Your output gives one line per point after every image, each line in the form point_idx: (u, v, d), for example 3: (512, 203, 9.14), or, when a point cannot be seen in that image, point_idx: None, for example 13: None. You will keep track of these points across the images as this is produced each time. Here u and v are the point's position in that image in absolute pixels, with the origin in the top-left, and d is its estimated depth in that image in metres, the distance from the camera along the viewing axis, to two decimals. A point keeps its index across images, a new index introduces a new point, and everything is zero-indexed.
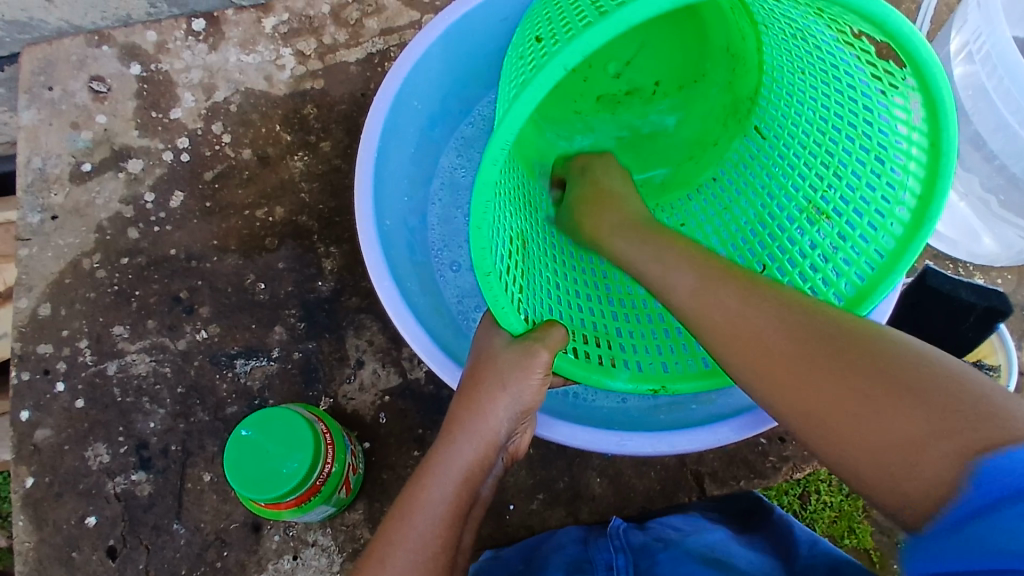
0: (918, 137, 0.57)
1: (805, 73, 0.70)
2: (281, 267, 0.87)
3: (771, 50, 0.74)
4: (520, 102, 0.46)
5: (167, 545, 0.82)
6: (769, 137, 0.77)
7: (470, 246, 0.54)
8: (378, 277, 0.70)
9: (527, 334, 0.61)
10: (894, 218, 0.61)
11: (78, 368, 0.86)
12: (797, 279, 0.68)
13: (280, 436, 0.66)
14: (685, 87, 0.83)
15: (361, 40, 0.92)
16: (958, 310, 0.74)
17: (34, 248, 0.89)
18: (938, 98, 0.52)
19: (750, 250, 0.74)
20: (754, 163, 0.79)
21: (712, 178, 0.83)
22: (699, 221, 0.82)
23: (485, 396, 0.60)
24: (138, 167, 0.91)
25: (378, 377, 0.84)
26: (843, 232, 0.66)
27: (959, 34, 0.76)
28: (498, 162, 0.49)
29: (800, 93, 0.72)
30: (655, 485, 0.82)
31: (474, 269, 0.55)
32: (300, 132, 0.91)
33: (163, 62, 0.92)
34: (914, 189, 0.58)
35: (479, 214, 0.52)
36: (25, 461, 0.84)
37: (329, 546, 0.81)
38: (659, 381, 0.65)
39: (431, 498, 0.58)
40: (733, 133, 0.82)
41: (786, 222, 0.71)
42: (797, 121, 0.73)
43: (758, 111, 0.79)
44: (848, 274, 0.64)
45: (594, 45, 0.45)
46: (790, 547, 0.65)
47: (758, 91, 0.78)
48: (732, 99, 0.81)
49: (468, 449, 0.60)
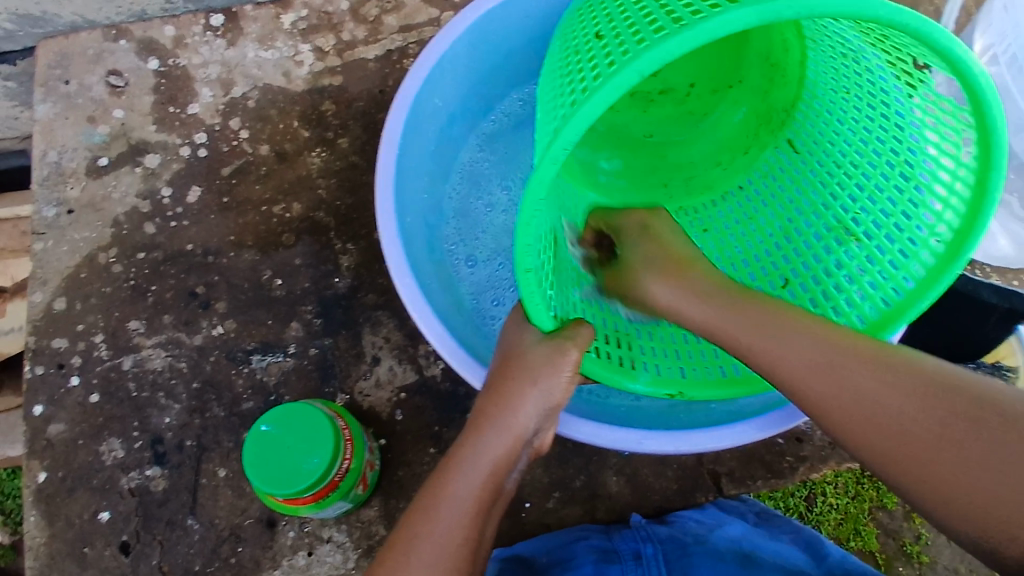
0: (964, 175, 0.56)
1: (849, 93, 0.69)
2: (298, 263, 0.87)
3: (816, 64, 0.74)
4: (580, 114, 0.44)
5: (181, 540, 0.82)
6: (802, 152, 0.76)
7: (515, 243, 0.52)
8: (399, 274, 0.69)
9: (557, 331, 0.61)
10: (926, 247, 0.60)
11: (93, 362, 0.85)
12: (820, 297, 0.69)
13: (300, 432, 0.66)
14: (720, 91, 0.80)
15: (379, 37, 0.92)
16: (980, 309, 0.75)
17: (49, 242, 0.89)
18: (992, 135, 0.51)
19: (774, 263, 0.74)
20: (784, 177, 0.78)
21: (739, 186, 0.82)
22: (722, 228, 0.81)
23: (515, 391, 0.60)
24: (155, 161, 0.90)
25: (394, 373, 0.84)
26: (872, 256, 0.66)
27: (982, 37, 0.76)
28: (558, 162, 0.46)
29: (843, 113, 0.71)
30: (673, 484, 0.82)
31: (514, 266, 0.53)
32: (318, 128, 0.91)
33: (181, 57, 0.92)
34: (950, 224, 0.58)
35: (530, 213, 0.49)
36: (38, 456, 0.84)
37: (344, 543, 0.81)
38: (677, 386, 0.65)
39: (456, 492, 0.57)
40: (764, 143, 0.80)
41: (814, 239, 0.71)
42: (836, 140, 0.72)
43: (794, 124, 0.78)
44: (872, 299, 0.64)
45: (679, 52, 0.43)
46: (816, 546, 0.72)
47: (795, 105, 0.77)
48: (766, 108, 0.79)
49: (497, 443, 0.59)
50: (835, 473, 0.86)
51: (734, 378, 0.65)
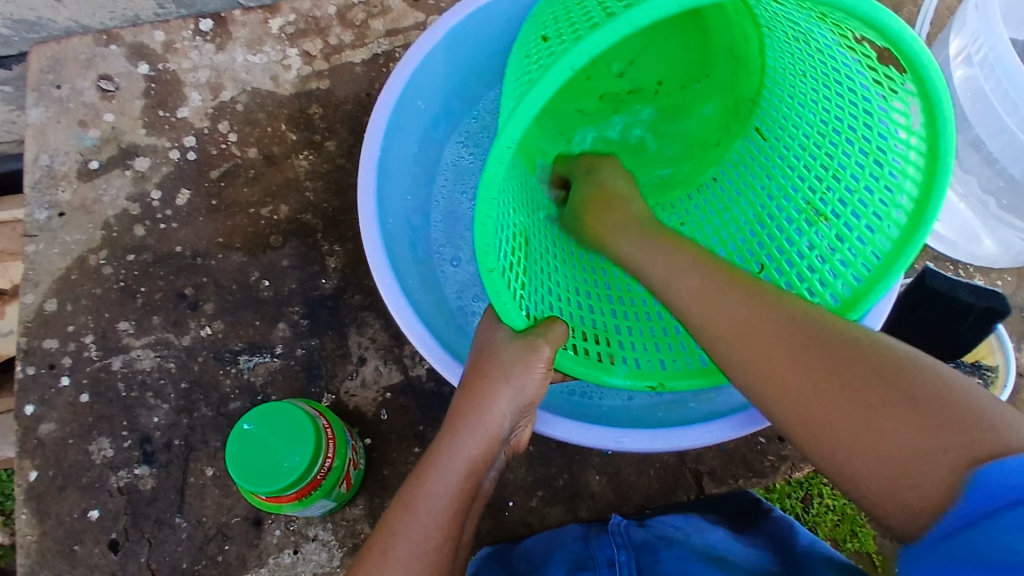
0: (918, 142, 0.58)
1: (806, 76, 0.71)
2: (285, 265, 0.88)
3: (773, 52, 0.75)
4: (528, 100, 0.47)
5: (168, 538, 0.83)
6: (769, 138, 0.78)
7: (475, 243, 0.54)
8: (380, 275, 0.70)
9: (529, 329, 0.62)
10: (891, 220, 0.61)
11: (83, 362, 0.87)
12: (795, 279, 0.69)
13: (282, 430, 0.67)
14: (688, 86, 0.83)
15: (366, 41, 0.93)
16: (958, 309, 0.75)
17: (41, 245, 0.90)
18: (937, 105, 0.52)
19: (748, 249, 0.75)
20: (754, 164, 0.80)
21: (712, 178, 0.84)
22: (699, 220, 0.83)
23: (489, 389, 0.61)
24: (145, 164, 0.91)
25: (379, 373, 0.85)
26: (840, 233, 0.66)
27: (958, 38, 0.76)
28: (504, 158, 0.49)
29: (801, 96, 0.73)
30: (654, 483, 0.83)
31: (477, 265, 0.55)
32: (305, 131, 0.92)
33: (171, 61, 0.93)
34: (912, 193, 0.59)
35: (485, 211, 0.52)
36: (29, 455, 0.85)
37: (329, 541, 0.82)
38: (658, 377, 0.65)
39: (433, 490, 0.58)
40: (734, 134, 0.83)
41: (785, 222, 0.72)
42: (798, 123, 0.73)
43: (759, 113, 0.80)
44: (844, 275, 0.64)
45: (604, 45, 0.45)
46: (787, 540, 0.69)
47: (760, 93, 0.79)
48: (733, 99, 0.82)
49: (473, 442, 0.60)
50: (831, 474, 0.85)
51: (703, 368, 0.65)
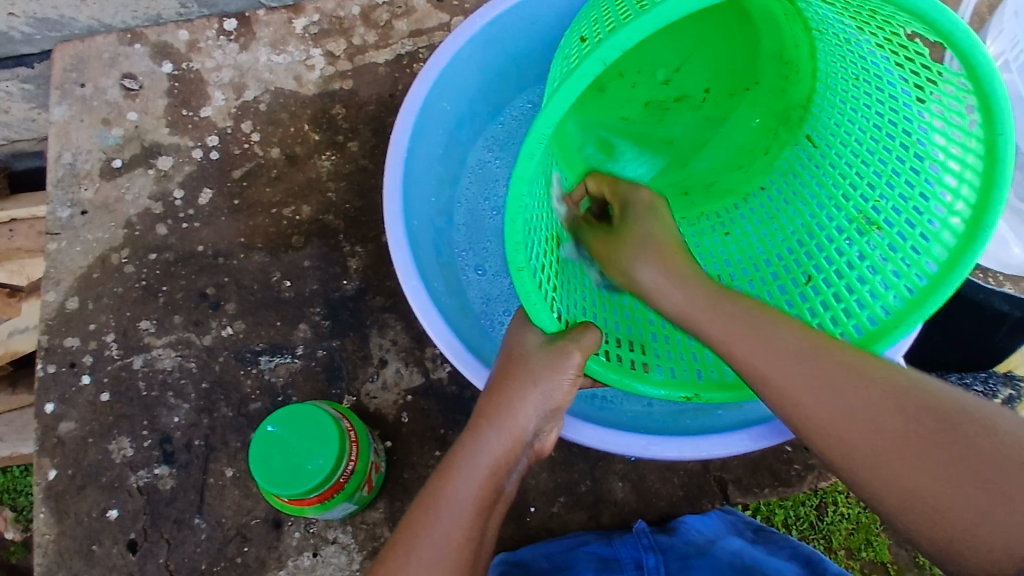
0: (975, 145, 0.56)
1: (858, 79, 0.69)
2: (307, 265, 0.88)
3: (825, 56, 0.73)
4: (559, 95, 0.47)
5: (188, 539, 0.82)
6: (820, 146, 0.76)
7: (505, 242, 0.53)
8: (406, 277, 0.70)
9: (560, 335, 0.61)
10: (948, 227, 0.60)
11: (104, 361, 0.86)
12: (842, 291, 0.67)
13: (307, 432, 0.66)
14: (737, 95, 0.81)
15: (390, 42, 0.93)
16: (992, 319, 0.75)
17: (63, 243, 0.90)
18: (993, 102, 0.51)
19: (796, 260, 0.74)
20: (804, 172, 0.78)
21: (760, 187, 0.82)
22: (743, 230, 0.81)
23: (516, 391, 0.60)
24: (167, 163, 0.91)
25: (401, 376, 0.84)
26: (893, 243, 0.65)
27: (993, 44, 0.77)
28: (535, 156, 0.49)
29: (853, 101, 0.71)
30: (678, 490, 0.81)
31: (507, 263, 0.54)
32: (328, 131, 0.91)
33: (195, 61, 0.93)
34: (969, 199, 0.57)
35: (516, 209, 0.51)
36: (49, 453, 0.85)
37: (349, 544, 0.81)
38: (692, 389, 0.64)
39: (458, 488, 0.58)
40: (783, 142, 0.81)
41: (835, 232, 0.71)
42: (850, 129, 0.72)
43: (811, 119, 0.78)
44: (897, 287, 0.62)
45: (633, 41, 0.45)
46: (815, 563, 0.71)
47: (812, 99, 0.77)
48: (782, 106, 0.80)
49: (496, 443, 0.60)
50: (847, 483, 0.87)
51: (732, 381, 0.64)
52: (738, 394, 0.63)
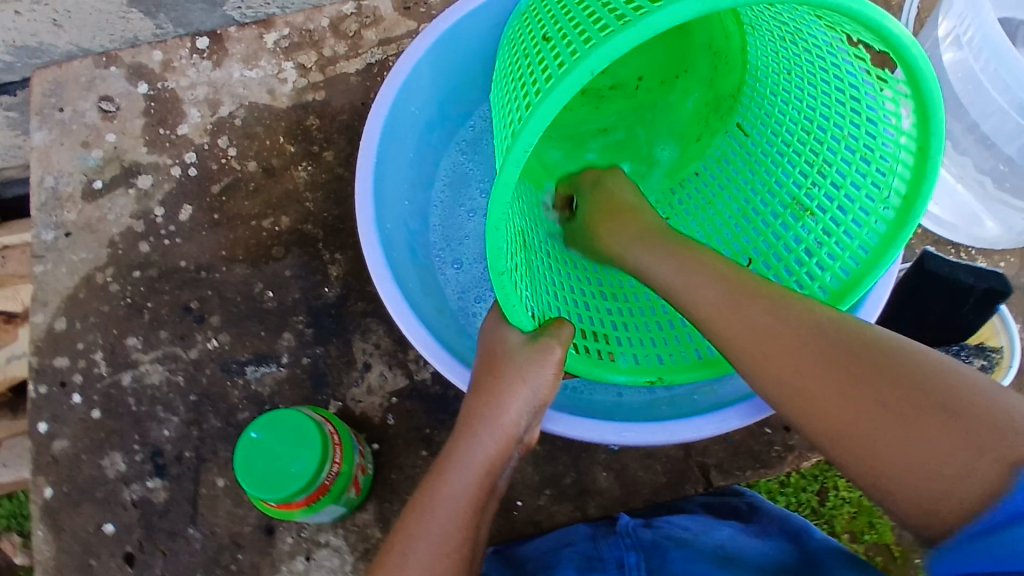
0: (906, 142, 0.59)
1: (791, 74, 0.73)
2: (288, 275, 0.89)
3: (756, 49, 0.78)
4: (546, 104, 0.47)
5: (183, 549, 0.84)
6: (752, 133, 0.79)
7: (487, 246, 0.54)
8: (380, 279, 0.71)
9: (539, 332, 0.63)
10: (879, 215, 0.63)
11: (94, 379, 0.88)
12: (784, 273, 0.71)
13: (289, 437, 0.68)
14: (668, 82, 0.84)
15: (360, 51, 0.94)
16: (958, 291, 0.75)
17: (48, 265, 0.92)
18: (930, 104, 0.54)
19: (735, 244, 0.77)
20: (737, 159, 0.81)
21: (695, 173, 0.85)
22: (684, 215, 0.84)
23: (505, 389, 0.61)
24: (147, 182, 0.93)
25: (385, 379, 0.86)
26: (828, 228, 0.69)
27: (945, 20, 0.75)
28: (521, 162, 0.48)
29: (786, 93, 0.74)
30: (661, 477, 0.83)
31: (487, 267, 0.55)
32: (303, 142, 0.93)
33: (169, 80, 0.95)
34: (900, 189, 0.61)
35: (498, 217, 0.52)
36: (44, 471, 0.86)
37: (340, 547, 0.83)
38: (657, 372, 0.67)
39: (452, 489, 0.59)
40: (715, 129, 0.83)
41: (771, 217, 0.74)
42: (782, 119, 0.75)
43: (741, 109, 0.81)
44: (832, 268, 0.66)
45: (624, 49, 0.47)
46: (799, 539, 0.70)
47: (741, 89, 0.80)
48: (713, 96, 0.82)
49: (490, 441, 0.61)
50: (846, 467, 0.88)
51: (707, 360, 0.67)
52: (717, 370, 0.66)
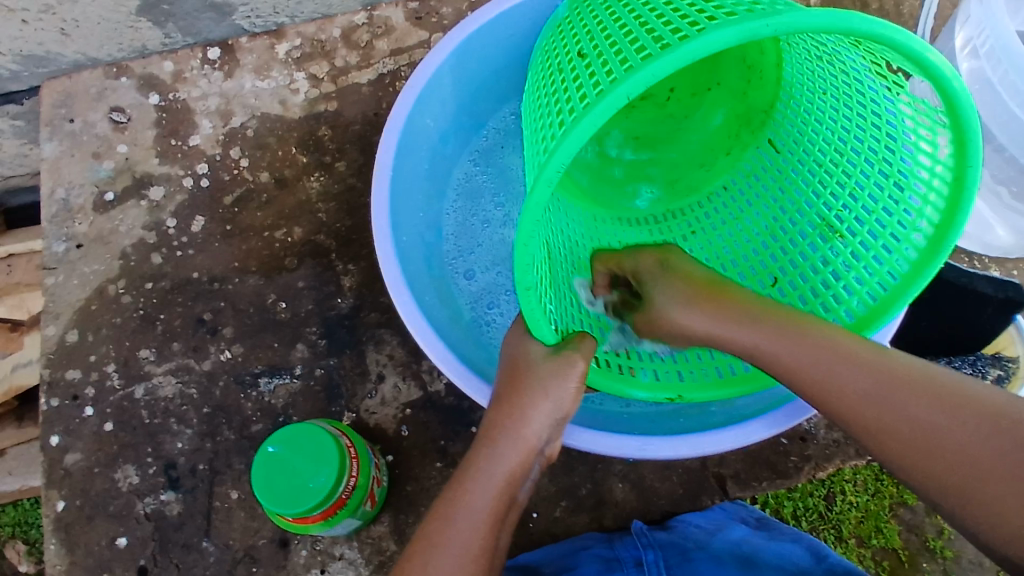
0: (942, 171, 0.59)
1: (825, 94, 0.72)
2: (301, 286, 0.89)
3: (792, 66, 0.77)
4: (581, 126, 0.47)
5: (197, 563, 0.83)
6: (783, 151, 0.79)
7: (514, 262, 0.54)
8: (397, 292, 0.71)
9: (562, 345, 0.63)
10: (910, 243, 0.63)
11: (106, 392, 0.88)
12: (809, 295, 0.72)
13: (307, 451, 0.67)
14: (700, 95, 0.83)
15: (372, 61, 0.95)
16: (976, 299, 0.76)
17: (60, 277, 0.91)
18: (967, 139, 0.53)
19: (762, 261, 0.77)
20: (767, 175, 0.81)
21: (723, 187, 0.85)
22: (708, 230, 0.84)
23: (527, 402, 0.61)
24: (159, 194, 0.93)
25: (399, 391, 0.86)
26: (856, 251, 0.68)
27: (963, 29, 0.75)
28: (552, 183, 0.49)
29: (819, 113, 0.73)
30: (678, 488, 0.82)
31: (515, 284, 0.55)
32: (315, 152, 0.93)
33: (181, 91, 0.95)
34: (931, 219, 0.60)
35: (528, 234, 0.52)
36: (56, 485, 0.86)
37: (355, 559, 0.82)
38: (676, 389, 0.67)
39: (474, 502, 0.58)
40: (746, 144, 0.84)
41: (800, 237, 0.74)
42: (814, 138, 0.75)
43: (772, 124, 0.81)
44: (860, 293, 0.67)
45: (657, 78, 0.46)
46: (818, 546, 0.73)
47: (773, 105, 0.80)
48: (745, 109, 0.82)
49: (511, 455, 0.60)
50: (854, 471, 0.87)
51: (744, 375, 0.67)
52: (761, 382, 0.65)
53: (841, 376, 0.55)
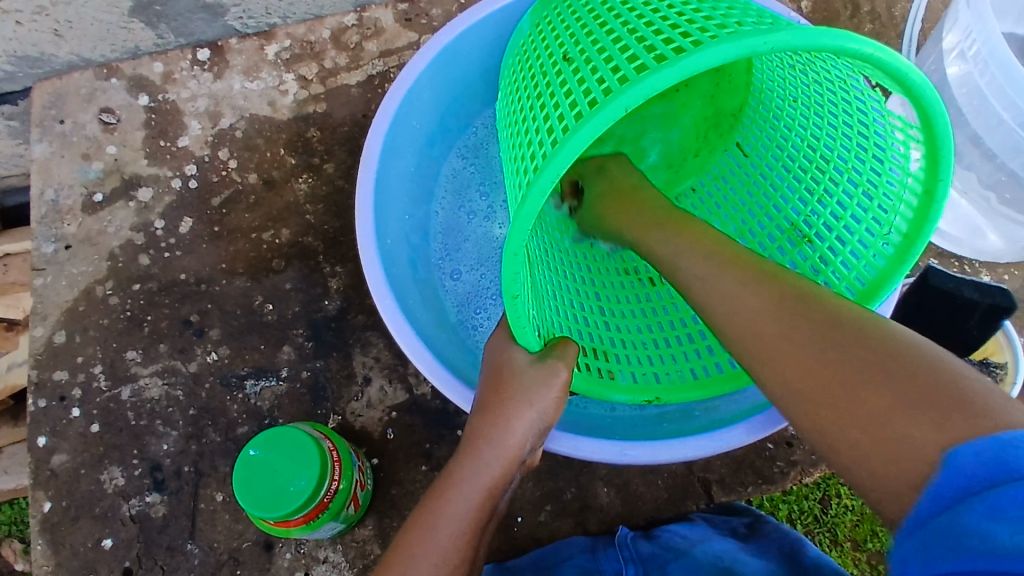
0: (913, 183, 0.59)
1: (797, 102, 0.72)
2: (288, 288, 0.89)
3: (762, 73, 0.77)
4: (580, 134, 0.47)
5: (181, 565, 0.83)
6: (752, 154, 0.80)
7: (502, 272, 0.53)
8: (380, 294, 0.71)
9: (547, 352, 0.63)
10: (878, 249, 0.64)
11: (93, 393, 0.88)
12: None
13: (287, 454, 0.67)
14: None
15: (361, 63, 0.94)
16: (962, 307, 0.75)
17: (48, 278, 0.91)
18: (940, 153, 0.54)
19: None
20: (736, 178, 0.81)
21: (690, 188, 0.85)
22: None
23: (511, 411, 0.61)
24: (148, 195, 0.93)
25: (385, 394, 0.85)
26: (824, 257, 0.69)
27: (950, 33, 0.75)
28: (546, 193, 0.48)
29: (789, 120, 0.74)
30: (663, 493, 0.82)
31: (502, 293, 0.55)
32: (304, 154, 0.93)
33: (170, 92, 0.95)
34: (900, 228, 0.61)
35: (515, 245, 0.51)
36: (42, 486, 0.86)
37: (339, 563, 0.82)
38: (655, 391, 0.68)
39: (456, 509, 0.58)
40: (714, 146, 0.83)
41: (770, 241, 0.75)
42: (783, 144, 0.75)
43: (741, 128, 0.81)
44: None
45: (659, 88, 0.46)
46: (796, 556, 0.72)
47: (743, 109, 0.80)
48: (713, 112, 0.80)
49: (495, 464, 0.60)
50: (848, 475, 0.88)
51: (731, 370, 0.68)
52: (740, 383, 0.66)
53: (798, 343, 0.50)
